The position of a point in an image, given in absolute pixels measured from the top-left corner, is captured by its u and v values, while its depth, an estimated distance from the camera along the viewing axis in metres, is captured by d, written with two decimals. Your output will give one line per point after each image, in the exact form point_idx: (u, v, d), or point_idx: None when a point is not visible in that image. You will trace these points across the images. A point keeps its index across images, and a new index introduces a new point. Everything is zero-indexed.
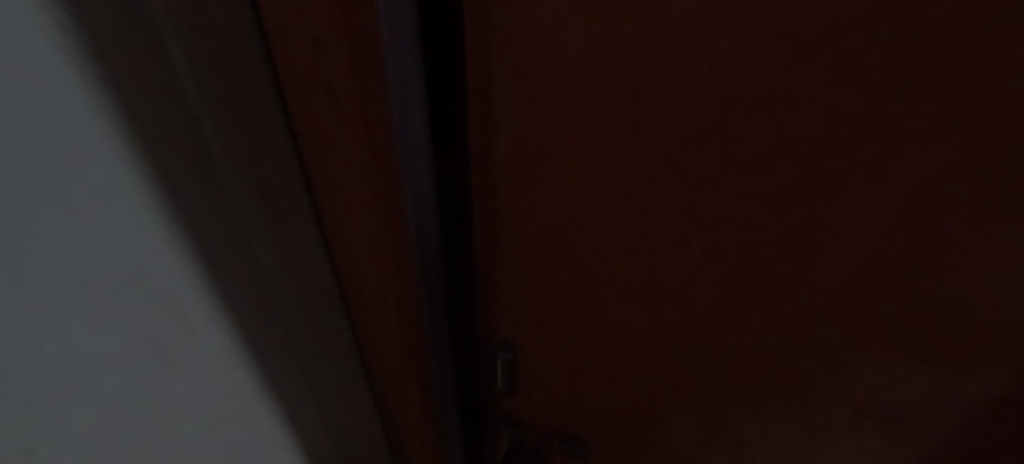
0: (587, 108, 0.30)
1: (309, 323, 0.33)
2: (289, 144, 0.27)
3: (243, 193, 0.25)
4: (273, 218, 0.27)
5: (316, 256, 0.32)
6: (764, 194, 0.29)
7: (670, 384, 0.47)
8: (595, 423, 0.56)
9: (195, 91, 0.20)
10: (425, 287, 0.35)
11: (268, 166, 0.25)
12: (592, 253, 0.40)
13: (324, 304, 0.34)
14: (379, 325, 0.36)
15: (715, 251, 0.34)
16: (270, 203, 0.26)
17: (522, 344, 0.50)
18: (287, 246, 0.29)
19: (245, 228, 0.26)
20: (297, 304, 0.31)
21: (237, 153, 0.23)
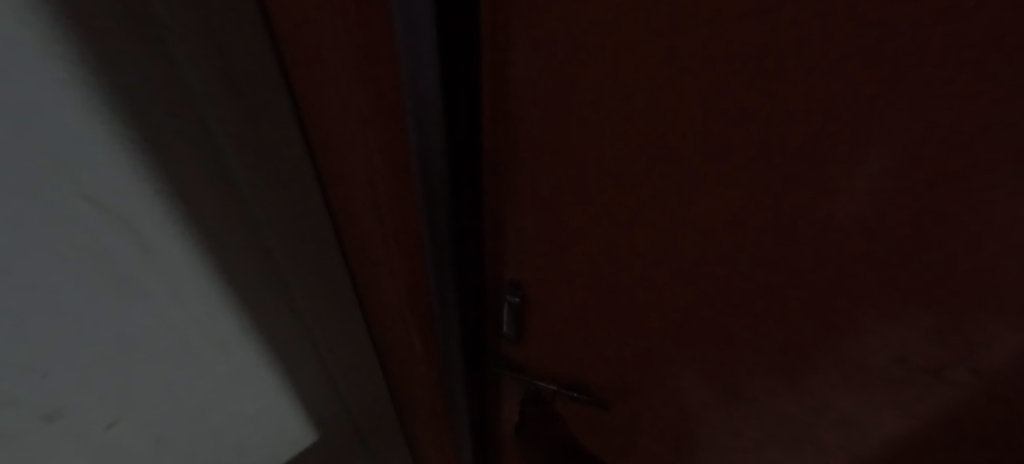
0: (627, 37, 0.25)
1: (307, 270, 0.31)
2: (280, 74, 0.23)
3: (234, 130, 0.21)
4: (269, 166, 0.24)
5: (312, 201, 0.29)
6: (827, 148, 0.25)
7: (680, 342, 0.46)
8: (602, 373, 0.56)
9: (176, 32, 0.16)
10: (432, 231, 0.32)
11: (259, 108, 0.22)
12: (618, 205, 0.36)
13: (324, 252, 0.32)
14: (385, 269, 0.35)
15: (751, 212, 0.31)
16: (271, 135, 0.23)
17: (533, 289, 0.50)
18: (282, 185, 0.26)
19: (241, 179, 0.23)
20: (295, 249, 0.29)
21: (228, 85, 0.19)
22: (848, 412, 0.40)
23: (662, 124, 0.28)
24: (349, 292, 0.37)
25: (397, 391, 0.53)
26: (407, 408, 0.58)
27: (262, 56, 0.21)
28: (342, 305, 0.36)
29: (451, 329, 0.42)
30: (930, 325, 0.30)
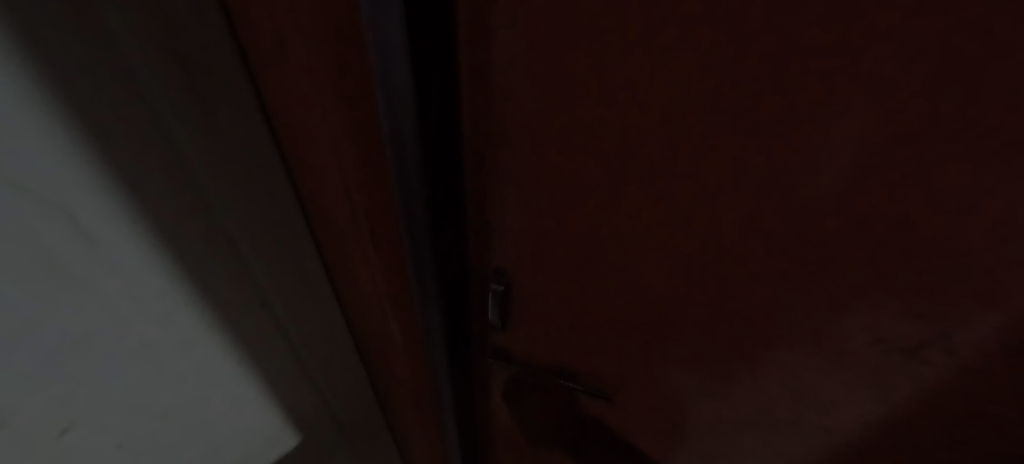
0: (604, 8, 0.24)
1: (262, 243, 0.33)
2: (250, 89, 0.27)
3: (194, 151, 0.26)
4: (241, 184, 0.29)
5: (280, 192, 0.33)
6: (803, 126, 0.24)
7: (662, 327, 0.46)
8: (589, 360, 0.56)
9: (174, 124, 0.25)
10: (407, 218, 0.31)
11: (238, 129, 0.28)
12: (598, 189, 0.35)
13: (295, 241, 0.36)
14: (356, 252, 0.35)
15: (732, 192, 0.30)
16: (220, 110, 0.26)
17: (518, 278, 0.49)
18: (228, 160, 0.28)
19: (218, 215, 0.30)
20: (251, 221, 0.32)
21: (169, 65, 0.23)
22: (831, 395, 0.40)
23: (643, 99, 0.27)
24: (314, 266, 0.39)
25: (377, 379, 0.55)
26: (388, 395, 0.58)
27: (234, 76, 0.26)
28: (305, 279, 0.38)
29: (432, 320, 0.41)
30: (912, 307, 0.30)
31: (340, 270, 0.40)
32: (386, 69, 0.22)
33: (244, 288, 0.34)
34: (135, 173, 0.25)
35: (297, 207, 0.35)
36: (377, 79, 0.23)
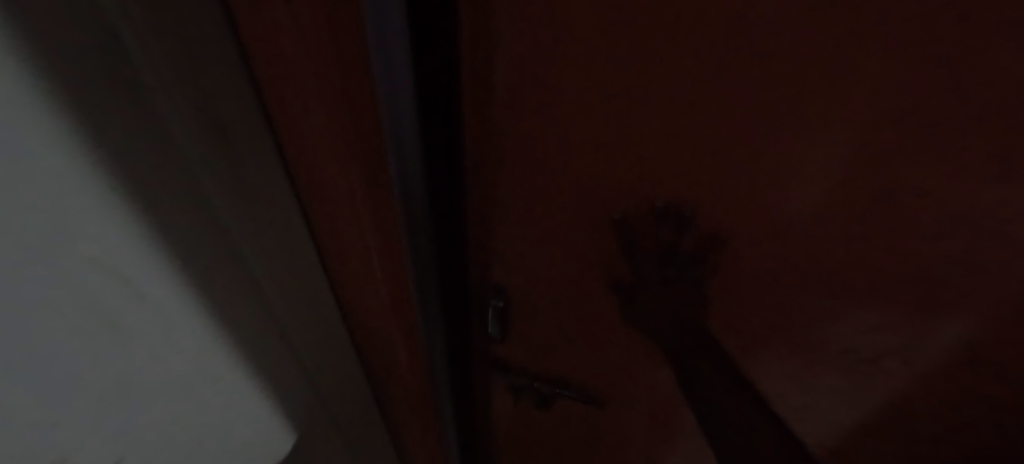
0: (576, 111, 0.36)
1: (311, 340, 0.30)
2: (304, 218, 0.26)
3: (274, 289, 0.25)
4: (300, 310, 0.28)
5: (322, 304, 0.31)
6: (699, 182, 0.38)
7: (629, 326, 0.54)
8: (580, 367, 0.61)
9: (255, 256, 0.22)
10: (414, 268, 0.33)
11: (295, 255, 0.26)
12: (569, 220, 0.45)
13: (334, 343, 0.34)
14: (375, 314, 0.36)
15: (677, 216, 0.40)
16: (269, 228, 0.23)
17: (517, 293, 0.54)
18: (289, 264, 0.25)
19: (290, 338, 0.27)
20: (302, 321, 0.28)
21: (230, 183, 0.19)
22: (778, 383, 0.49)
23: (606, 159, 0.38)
24: (347, 344, 0.36)
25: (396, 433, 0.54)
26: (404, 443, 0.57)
27: (288, 204, 0.25)
28: (339, 361, 0.35)
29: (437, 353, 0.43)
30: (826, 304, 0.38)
31: (367, 350, 0.39)
32: (393, 119, 0.23)
33: (304, 385, 0.31)
34: (241, 322, 0.23)
35: (329, 294, 0.32)
36: (388, 132, 0.24)
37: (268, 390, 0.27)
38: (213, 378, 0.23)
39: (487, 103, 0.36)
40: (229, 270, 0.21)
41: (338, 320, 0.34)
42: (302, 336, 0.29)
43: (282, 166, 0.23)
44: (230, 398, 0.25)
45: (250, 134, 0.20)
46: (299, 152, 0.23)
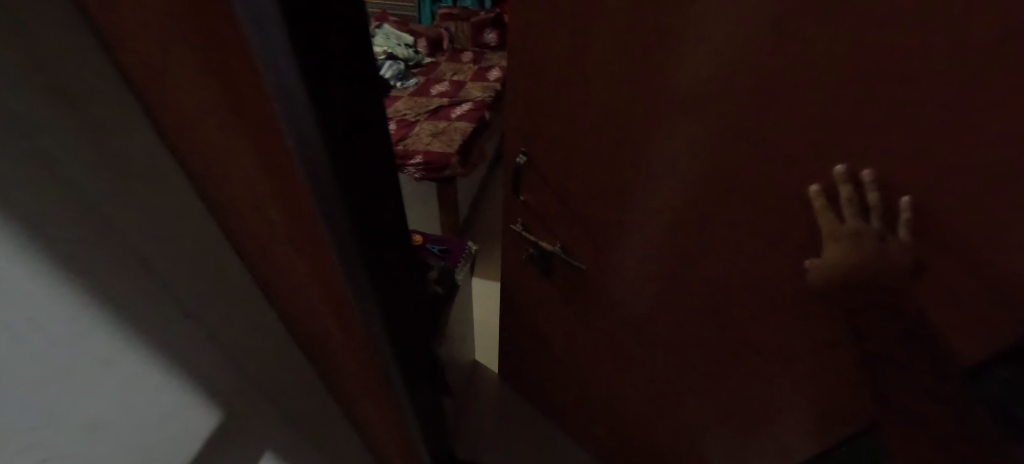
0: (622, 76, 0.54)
1: (236, 327, 0.29)
2: (208, 214, 0.25)
3: (179, 276, 0.24)
4: (219, 296, 0.27)
5: (253, 298, 0.30)
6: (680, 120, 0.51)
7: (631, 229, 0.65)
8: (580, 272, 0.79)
9: (150, 241, 0.22)
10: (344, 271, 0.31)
11: (202, 249, 0.25)
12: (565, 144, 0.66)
13: (272, 340, 0.33)
14: (315, 316, 0.34)
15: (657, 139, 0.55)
16: (150, 203, 0.21)
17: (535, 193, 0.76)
18: (183, 245, 0.24)
19: (207, 322, 0.27)
20: (215, 306, 0.27)
21: (88, 151, 0.17)
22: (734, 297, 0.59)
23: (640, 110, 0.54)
24: (284, 333, 0.34)
25: (360, 428, 0.51)
26: (373, 440, 0.55)
27: (192, 205, 0.24)
28: (279, 351, 0.34)
29: (385, 357, 0.40)
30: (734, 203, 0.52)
31: (315, 346, 0.37)
32: (281, 79, 0.20)
33: (230, 370, 0.30)
34: (134, 301, 0.22)
35: (253, 283, 0.30)
36: (276, 91, 0.20)
37: (174, 368, 0.26)
38: (122, 365, 0.23)
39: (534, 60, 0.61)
40: (114, 254, 0.20)
41: (274, 317, 0.33)
42: (222, 322, 0.28)
43: (175, 163, 0.22)
44: (132, 380, 0.24)
45: (130, 130, 0.19)
46: (196, 153, 0.22)
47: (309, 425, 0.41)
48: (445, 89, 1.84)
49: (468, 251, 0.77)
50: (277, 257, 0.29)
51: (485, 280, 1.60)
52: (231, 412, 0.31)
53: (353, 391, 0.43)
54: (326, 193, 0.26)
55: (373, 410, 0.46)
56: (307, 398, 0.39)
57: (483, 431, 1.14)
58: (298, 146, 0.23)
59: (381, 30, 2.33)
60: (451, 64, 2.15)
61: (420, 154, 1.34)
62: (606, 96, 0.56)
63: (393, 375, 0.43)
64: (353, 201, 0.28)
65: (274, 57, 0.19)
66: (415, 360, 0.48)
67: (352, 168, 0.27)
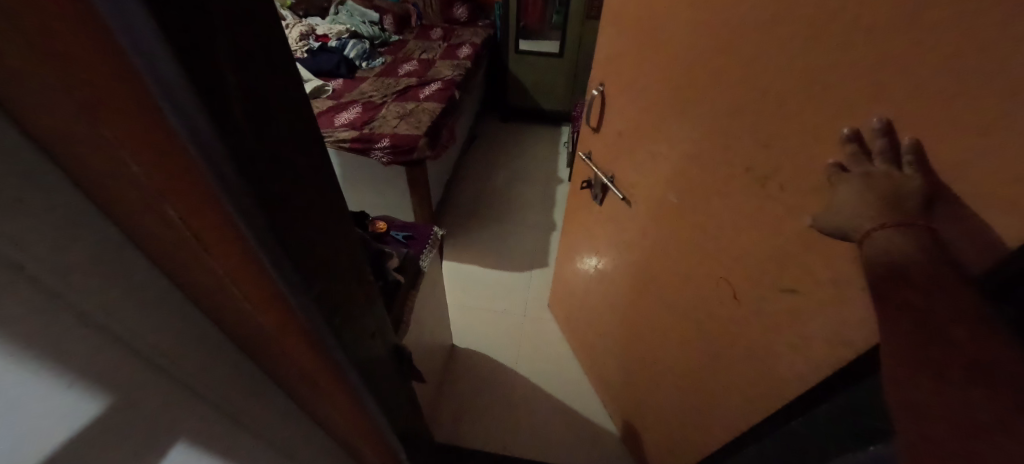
0: (672, 30, 0.62)
1: (155, 333, 0.27)
2: (107, 219, 0.23)
3: (80, 288, 0.22)
4: (136, 302, 0.25)
5: (176, 303, 0.29)
6: (711, 70, 0.58)
7: (672, 176, 0.71)
8: (632, 218, 0.85)
9: (36, 250, 0.19)
10: (278, 270, 0.29)
11: (107, 255, 0.23)
12: (637, 88, 0.74)
13: (206, 342, 0.31)
14: (250, 319, 0.32)
15: (697, 90, 0.61)
16: (14, 199, 0.18)
17: (613, 131, 0.84)
18: (71, 247, 0.21)
19: (127, 331, 0.25)
20: (125, 312, 0.25)
21: None
22: (732, 254, 0.62)
23: (683, 57, 0.62)
24: (214, 335, 0.33)
25: (322, 422, 0.50)
26: (337, 432, 0.53)
27: (84, 210, 0.22)
28: (212, 353, 0.32)
29: (336, 352, 0.39)
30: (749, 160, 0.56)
31: (257, 347, 0.36)
32: (148, 61, 0.18)
33: (157, 378, 0.28)
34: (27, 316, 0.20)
35: (170, 285, 0.28)
36: (147, 74, 0.18)
37: (88, 381, 0.23)
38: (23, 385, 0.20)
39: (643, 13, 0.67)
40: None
41: (203, 319, 0.31)
42: (146, 330, 0.26)
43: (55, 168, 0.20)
44: (41, 399, 0.21)
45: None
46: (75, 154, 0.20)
47: (266, 422, 0.40)
48: (412, 69, 1.77)
49: (433, 237, 0.75)
50: (196, 262, 0.27)
51: (461, 264, 1.58)
52: (166, 424, 0.29)
53: (309, 388, 0.42)
54: (240, 191, 0.24)
55: (335, 403, 0.45)
56: (255, 395, 0.38)
57: (463, 413, 1.14)
58: (190, 137, 0.21)
59: (343, 7, 2.21)
60: (418, 42, 2.07)
61: (386, 137, 1.29)
62: (670, 46, 0.64)
63: (346, 368, 0.42)
64: (264, 191, 0.26)
65: (133, 32, 0.17)
66: (369, 353, 0.47)
67: (259, 155, 0.25)
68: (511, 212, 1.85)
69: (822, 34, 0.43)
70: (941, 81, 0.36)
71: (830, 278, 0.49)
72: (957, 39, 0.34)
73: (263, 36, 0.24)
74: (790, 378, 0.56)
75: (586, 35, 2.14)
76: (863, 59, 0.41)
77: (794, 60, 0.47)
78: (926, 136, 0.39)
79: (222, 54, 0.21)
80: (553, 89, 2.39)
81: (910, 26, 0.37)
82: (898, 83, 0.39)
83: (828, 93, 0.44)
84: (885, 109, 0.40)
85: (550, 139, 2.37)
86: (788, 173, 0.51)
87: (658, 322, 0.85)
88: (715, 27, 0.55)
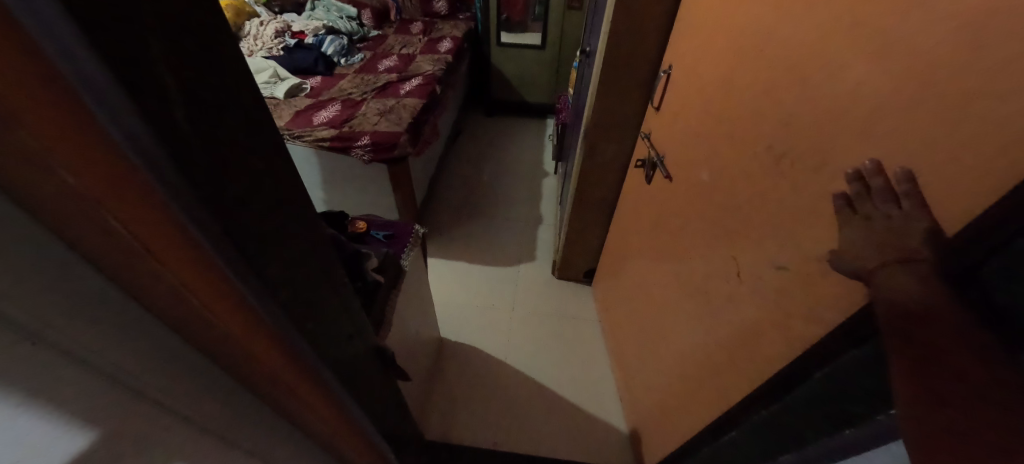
0: (736, 10, 0.65)
1: (114, 348, 0.26)
2: (56, 236, 0.22)
3: (31, 308, 0.21)
4: (93, 318, 0.24)
5: (135, 317, 0.28)
6: (757, 50, 0.59)
7: (706, 157, 0.72)
8: (670, 201, 0.86)
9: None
10: (238, 276, 0.29)
11: (62, 272, 0.22)
12: (700, 70, 0.75)
13: (171, 355, 0.31)
14: (215, 329, 0.31)
15: (745, 68, 0.62)
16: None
17: (671, 115, 0.86)
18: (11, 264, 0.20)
19: (85, 349, 0.24)
20: (76, 330, 0.24)
21: None
22: (734, 239, 0.63)
23: (740, 37, 0.64)
24: (179, 347, 0.32)
25: (303, 427, 0.49)
26: (319, 437, 0.52)
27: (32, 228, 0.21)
28: (177, 366, 0.31)
29: (306, 356, 0.39)
30: (765, 142, 0.57)
31: (225, 356, 0.35)
32: (74, 64, 0.17)
33: (118, 394, 0.27)
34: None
35: (128, 299, 0.27)
36: (77, 83, 0.17)
37: (46, 402, 0.23)
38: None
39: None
40: None
41: (166, 331, 0.30)
42: (106, 345, 0.25)
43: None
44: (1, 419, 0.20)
45: None
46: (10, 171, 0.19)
47: (240, 431, 0.39)
48: (390, 64, 1.74)
49: (414, 234, 0.74)
50: (152, 275, 0.26)
51: (451, 261, 1.57)
52: (131, 441, 0.28)
53: (282, 394, 0.41)
54: (190, 199, 0.24)
55: (317, 408, 0.44)
56: (227, 404, 0.37)
57: (454, 410, 1.14)
58: (127, 142, 0.20)
59: (320, 3, 2.15)
60: (395, 37, 2.04)
61: (367, 135, 1.27)
62: (731, 28, 0.66)
63: (320, 371, 0.41)
64: (216, 196, 0.25)
65: (51, 33, 0.16)
66: (346, 356, 0.46)
67: (208, 159, 0.24)
68: (498, 207, 1.85)
69: (845, 15, 0.45)
70: (917, 65, 0.37)
71: (806, 264, 0.49)
72: (940, 24, 0.35)
73: (208, 37, 0.23)
74: (762, 369, 0.56)
75: (568, 27, 2.13)
76: (869, 41, 0.42)
77: (818, 40, 0.48)
78: (891, 121, 0.39)
79: (164, 61, 0.21)
80: (537, 81, 2.37)
81: (911, 8, 0.38)
82: (888, 66, 0.40)
83: (836, 75, 0.46)
84: (872, 93, 0.41)
85: (536, 132, 2.36)
86: (790, 155, 0.52)
87: (671, 306, 0.86)
88: (768, 7, 0.57)
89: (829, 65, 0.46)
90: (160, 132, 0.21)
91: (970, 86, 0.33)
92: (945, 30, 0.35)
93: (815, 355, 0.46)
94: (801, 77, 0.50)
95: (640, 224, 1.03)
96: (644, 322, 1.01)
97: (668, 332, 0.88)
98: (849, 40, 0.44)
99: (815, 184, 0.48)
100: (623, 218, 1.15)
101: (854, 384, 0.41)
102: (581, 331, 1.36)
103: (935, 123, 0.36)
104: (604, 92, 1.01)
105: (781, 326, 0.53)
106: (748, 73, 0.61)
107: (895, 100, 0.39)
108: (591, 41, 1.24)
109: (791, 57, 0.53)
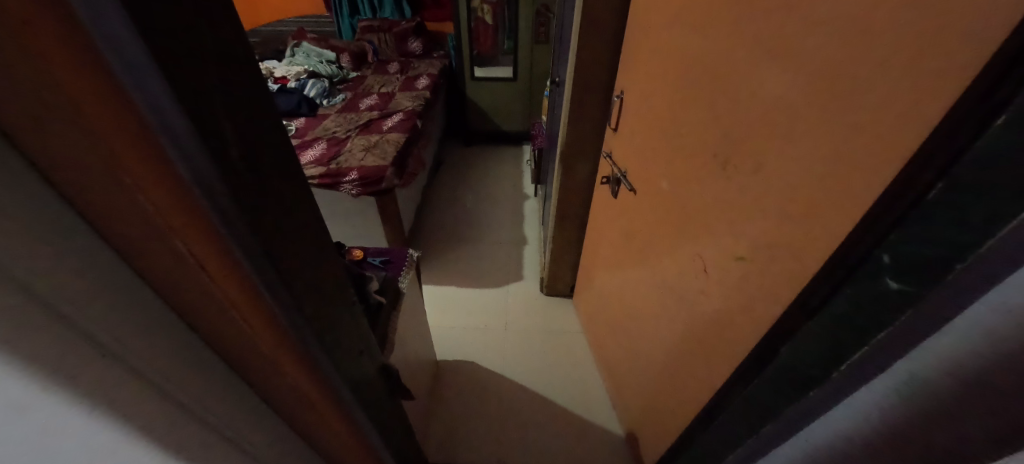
0: (669, 41, 0.75)
1: (167, 360, 0.30)
2: (122, 259, 0.26)
3: (107, 318, 0.25)
4: (152, 329, 0.29)
5: (183, 332, 0.31)
6: (691, 75, 0.69)
7: (663, 168, 0.80)
8: (636, 211, 0.93)
9: (74, 284, 0.23)
10: (272, 292, 0.32)
11: (129, 288, 0.27)
12: (649, 92, 0.84)
13: (210, 367, 0.34)
14: (249, 342, 0.35)
15: (683, 90, 0.72)
16: (31, 228, 0.21)
17: (628, 133, 0.95)
18: (85, 273, 0.24)
19: (148, 359, 0.28)
20: (134, 339, 0.27)
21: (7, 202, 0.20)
22: (698, 239, 0.70)
23: (676, 63, 0.73)
24: (217, 362, 0.35)
25: (314, 444, 0.51)
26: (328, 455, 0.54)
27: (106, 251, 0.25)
28: (213, 377, 0.34)
29: (327, 369, 0.41)
30: (712, 151, 0.65)
31: (249, 370, 0.37)
32: (160, 116, 0.22)
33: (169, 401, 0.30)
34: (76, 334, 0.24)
35: (176, 317, 0.31)
36: (161, 131, 0.22)
37: (111, 401, 0.26)
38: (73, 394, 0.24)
39: (652, 31, 0.81)
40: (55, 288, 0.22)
41: (206, 346, 0.34)
42: (161, 356, 0.29)
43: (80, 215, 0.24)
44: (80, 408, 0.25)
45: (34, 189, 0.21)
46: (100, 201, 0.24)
47: (260, 444, 0.41)
48: (373, 102, 1.82)
49: (408, 259, 0.78)
50: (199, 291, 0.30)
51: (440, 287, 1.60)
52: (173, 445, 0.31)
53: (297, 407, 0.44)
54: (239, 223, 0.28)
55: (329, 421, 0.47)
56: (250, 417, 0.39)
57: (453, 432, 1.14)
58: (192, 175, 0.24)
59: (300, 49, 2.25)
60: (376, 77, 2.13)
61: (354, 170, 1.32)
62: (669, 56, 0.75)
63: (337, 384, 0.44)
64: (257, 221, 0.29)
65: (147, 93, 0.21)
66: (358, 370, 0.49)
67: (252, 188, 0.29)
68: (483, 231, 1.90)
69: (756, 44, 0.54)
70: (814, 82, 0.46)
71: (761, 254, 0.56)
72: (824, 49, 0.44)
73: (253, 91, 0.28)
74: (736, 352, 0.62)
75: (536, 60, 2.28)
76: (776, 65, 0.51)
77: (741, 65, 0.57)
78: (800, 129, 0.48)
79: (223, 111, 0.26)
80: (511, 111, 2.50)
81: (803, 38, 0.47)
82: (794, 85, 0.49)
83: (757, 93, 0.55)
84: (786, 106, 0.50)
85: (513, 159, 2.46)
86: (733, 161, 0.60)
87: (649, 309, 0.92)
88: (695, 38, 0.67)
89: (751, 84, 0.55)
90: (221, 168, 0.26)
91: (855, 94, 0.41)
92: (828, 56, 0.44)
93: (781, 332, 0.51)
94: (731, 95, 0.60)
95: (611, 235, 1.09)
96: (627, 328, 1.06)
97: (650, 333, 0.93)
98: (762, 64, 0.53)
99: (756, 184, 0.56)
100: (595, 232, 1.22)
101: (807, 353, 0.45)
102: (572, 344, 1.39)
103: (835, 126, 0.44)
104: (572, 118, 1.11)
105: (747, 311, 0.59)
106: (688, 94, 0.70)
107: (802, 109, 0.48)
108: (559, 73, 1.36)
109: (720, 80, 0.62)
